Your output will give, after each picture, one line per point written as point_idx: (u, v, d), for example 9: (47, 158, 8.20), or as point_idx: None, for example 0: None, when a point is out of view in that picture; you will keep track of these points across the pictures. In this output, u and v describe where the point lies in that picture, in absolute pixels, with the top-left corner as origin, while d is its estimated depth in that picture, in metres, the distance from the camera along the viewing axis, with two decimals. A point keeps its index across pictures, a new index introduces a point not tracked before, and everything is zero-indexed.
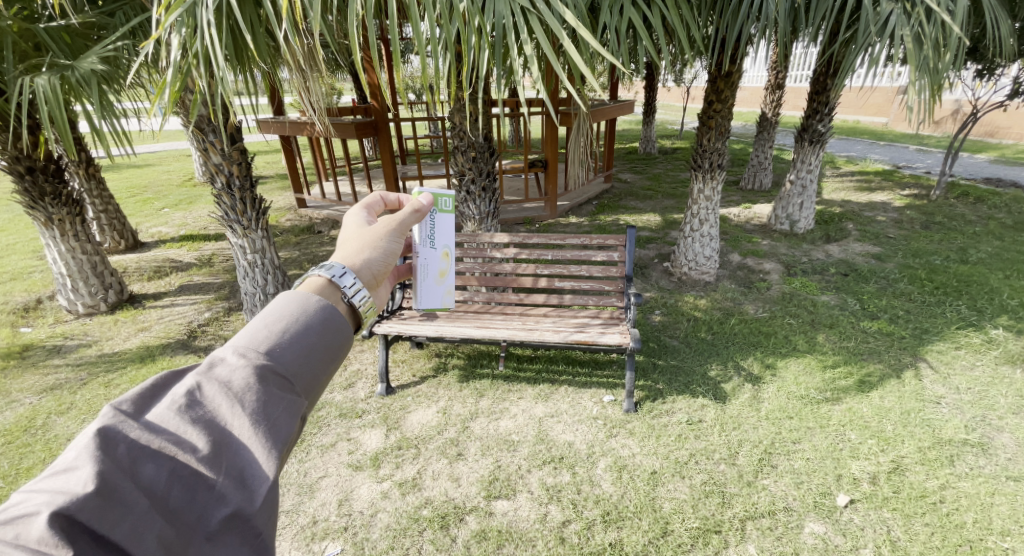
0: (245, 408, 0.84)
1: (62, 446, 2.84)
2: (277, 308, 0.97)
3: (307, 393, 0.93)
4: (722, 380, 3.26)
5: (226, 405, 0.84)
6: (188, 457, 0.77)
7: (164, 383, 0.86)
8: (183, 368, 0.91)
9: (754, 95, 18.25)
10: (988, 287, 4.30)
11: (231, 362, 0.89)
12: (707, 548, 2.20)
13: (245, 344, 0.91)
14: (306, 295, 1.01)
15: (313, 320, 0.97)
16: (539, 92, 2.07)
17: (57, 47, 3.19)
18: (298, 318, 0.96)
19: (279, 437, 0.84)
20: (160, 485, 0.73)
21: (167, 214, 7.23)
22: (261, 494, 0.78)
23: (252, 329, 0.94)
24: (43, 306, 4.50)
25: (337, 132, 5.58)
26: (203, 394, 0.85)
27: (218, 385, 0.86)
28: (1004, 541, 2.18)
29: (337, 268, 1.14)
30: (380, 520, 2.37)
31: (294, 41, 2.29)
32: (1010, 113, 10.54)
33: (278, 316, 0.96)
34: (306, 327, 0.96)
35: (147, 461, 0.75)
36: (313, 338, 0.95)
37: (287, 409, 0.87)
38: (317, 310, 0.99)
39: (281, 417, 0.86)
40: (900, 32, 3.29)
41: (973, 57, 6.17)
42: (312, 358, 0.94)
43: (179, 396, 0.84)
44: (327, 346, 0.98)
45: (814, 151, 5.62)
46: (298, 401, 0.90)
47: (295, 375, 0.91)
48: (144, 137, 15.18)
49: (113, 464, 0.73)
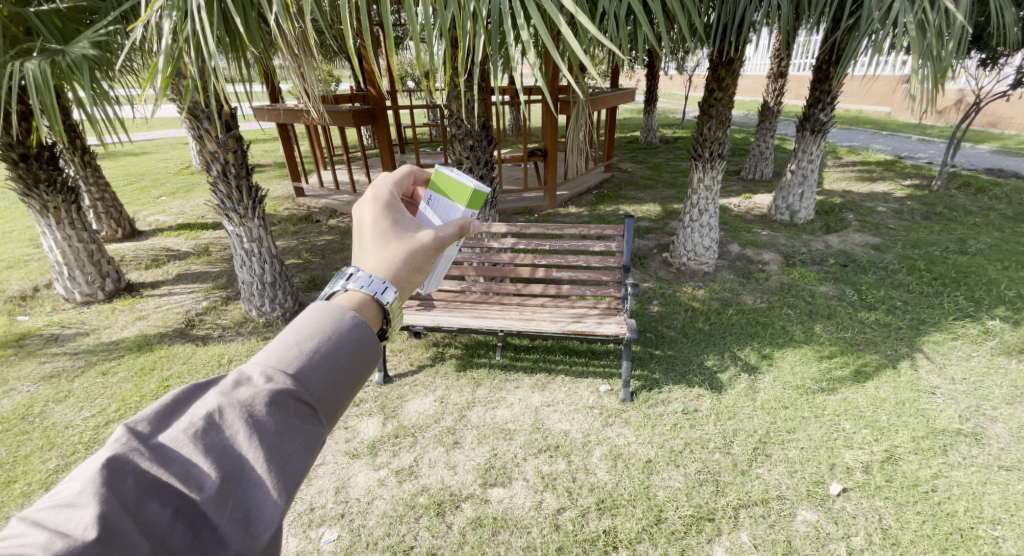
0: (260, 441, 0.85)
1: (59, 433, 2.86)
2: (306, 327, 0.97)
3: (327, 420, 0.94)
4: (719, 369, 3.28)
5: (241, 435, 0.86)
6: (194, 494, 0.79)
7: (183, 401, 0.89)
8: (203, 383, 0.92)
9: (757, 83, 18.08)
10: (986, 278, 4.29)
11: (253, 385, 0.91)
12: (700, 536, 2.23)
13: (268, 367, 0.92)
14: (338, 312, 1.01)
15: (342, 342, 0.97)
16: (536, 80, 1.99)
17: (48, 32, 3.15)
18: (331, 336, 0.97)
19: (288, 474, 0.85)
20: (163, 526, 0.76)
21: (163, 203, 7.20)
22: (263, 541, 0.79)
23: (278, 348, 0.95)
24: (41, 294, 4.50)
25: (334, 120, 5.53)
26: (219, 420, 0.87)
27: (235, 412, 0.88)
28: (994, 530, 2.21)
29: (380, 284, 1.13)
30: (376, 507, 2.39)
31: (287, 25, 2.25)
32: (1013, 103, 10.47)
33: (305, 335, 0.96)
34: (332, 350, 0.95)
35: (152, 498, 0.77)
36: (345, 359, 0.96)
37: (302, 441, 0.88)
38: (346, 331, 0.99)
39: (294, 452, 0.87)
40: (904, 19, 3.23)
41: (977, 46, 6.09)
42: (335, 386, 0.95)
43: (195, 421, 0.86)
44: (352, 370, 0.98)
45: (815, 140, 5.57)
46: (316, 432, 0.91)
47: (315, 404, 0.92)
48: (139, 123, 15.09)
49: (118, 501, 0.75)
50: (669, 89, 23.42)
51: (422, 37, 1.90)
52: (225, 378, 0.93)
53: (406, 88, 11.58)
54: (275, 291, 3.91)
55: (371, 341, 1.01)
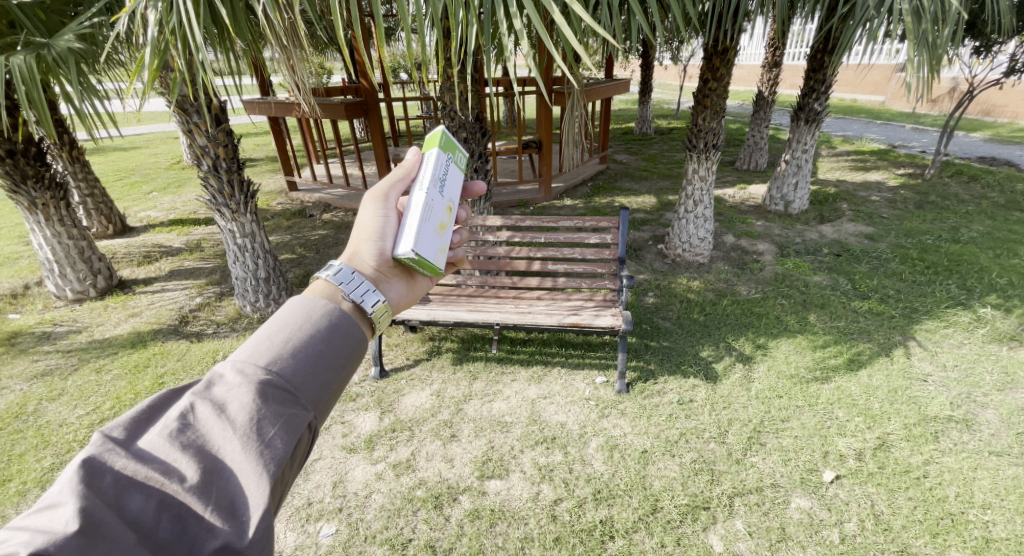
0: (241, 428, 0.87)
1: (53, 432, 2.84)
2: (277, 321, 1.02)
3: (311, 406, 0.96)
4: (714, 360, 3.30)
5: (221, 427, 0.87)
6: (177, 486, 0.80)
7: (157, 407, 0.90)
8: (178, 391, 0.94)
9: (751, 73, 18.08)
10: (977, 266, 4.32)
11: (229, 381, 0.93)
12: (696, 524, 2.25)
13: (242, 362, 0.95)
14: (308, 306, 1.07)
15: (315, 330, 1.02)
16: (530, 71, 1.94)
17: (33, 25, 3.09)
18: (304, 327, 1.02)
19: (274, 457, 0.86)
20: (147, 519, 0.76)
21: (155, 198, 7.12)
22: (253, 522, 0.79)
23: (251, 346, 0.98)
24: (31, 292, 4.46)
25: (325, 113, 5.47)
26: (197, 418, 0.88)
27: (212, 408, 0.90)
28: (985, 515, 2.25)
29: (338, 267, 1.21)
30: (374, 500, 2.40)
31: (275, 15, 2.21)
32: (1006, 91, 10.51)
33: (279, 328, 1.01)
34: (307, 340, 1.00)
35: (133, 493, 0.77)
36: (320, 346, 1.01)
37: (286, 425, 0.90)
38: (319, 320, 1.04)
39: (277, 435, 0.88)
40: (898, 7, 3.22)
41: (970, 33, 6.09)
42: (314, 372, 0.98)
43: (171, 421, 0.87)
44: (330, 356, 1.02)
45: (809, 130, 5.57)
46: (300, 415, 0.92)
47: (295, 391, 0.94)
48: (128, 118, 14.93)
49: (99, 498, 0.75)
50: (663, 79, 23.39)
51: (413, 27, 1.85)
52: (200, 380, 0.95)
53: (399, 79, 11.48)
54: (270, 286, 3.89)
55: (345, 326, 1.06)
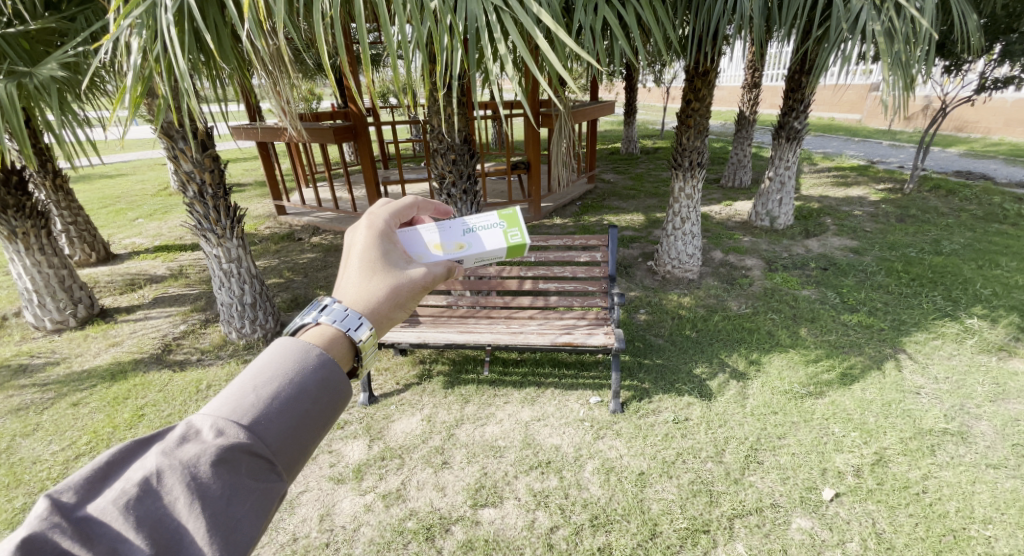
0: (208, 503, 0.83)
1: (26, 469, 2.72)
2: (265, 373, 0.97)
3: (286, 474, 0.94)
4: (708, 377, 3.26)
5: (182, 501, 0.83)
6: None
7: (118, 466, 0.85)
8: (140, 442, 0.90)
9: (732, 94, 18.63)
10: (962, 277, 4.38)
11: (202, 441, 0.89)
12: (696, 549, 2.19)
13: (219, 420, 0.91)
14: (302, 353, 1.02)
15: (305, 386, 0.98)
16: (514, 95, 1.91)
17: (14, 53, 3.05)
18: (292, 381, 0.97)
19: (238, 537, 0.83)
20: None
21: (139, 225, 7.03)
22: None
23: (231, 398, 0.94)
24: (8, 323, 4.34)
25: (314, 138, 5.46)
26: (160, 484, 0.84)
27: (177, 474, 0.85)
28: (986, 529, 2.22)
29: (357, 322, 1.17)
30: (363, 534, 2.31)
31: (262, 43, 2.15)
32: (977, 108, 10.87)
33: (264, 381, 0.96)
34: (293, 396, 0.96)
35: None
36: (307, 405, 0.97)
37: (257, 500, 0.87)
38: (309, 373, 1.00)
39: (244, 514, 0.86)
40: (871, 27, 3.31)
41: (941, 53, 6.30)
42: (294, 436, 0.95)
43: (129, 488, 0.83)
44: (314, 417, 0.98)
45: (791, 148, 5.69)
46: (271, 488, 0.90)
47: (271, 458, 0.91)
48: (111, 146, 14.96)
49: None
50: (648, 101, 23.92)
51: (399, 53, 1.82)
52: (169, 433, 0.90)
53: (388, 104, 11.63)
54: (256, 311, 3.81)
55: (336, 381, 1.02)
